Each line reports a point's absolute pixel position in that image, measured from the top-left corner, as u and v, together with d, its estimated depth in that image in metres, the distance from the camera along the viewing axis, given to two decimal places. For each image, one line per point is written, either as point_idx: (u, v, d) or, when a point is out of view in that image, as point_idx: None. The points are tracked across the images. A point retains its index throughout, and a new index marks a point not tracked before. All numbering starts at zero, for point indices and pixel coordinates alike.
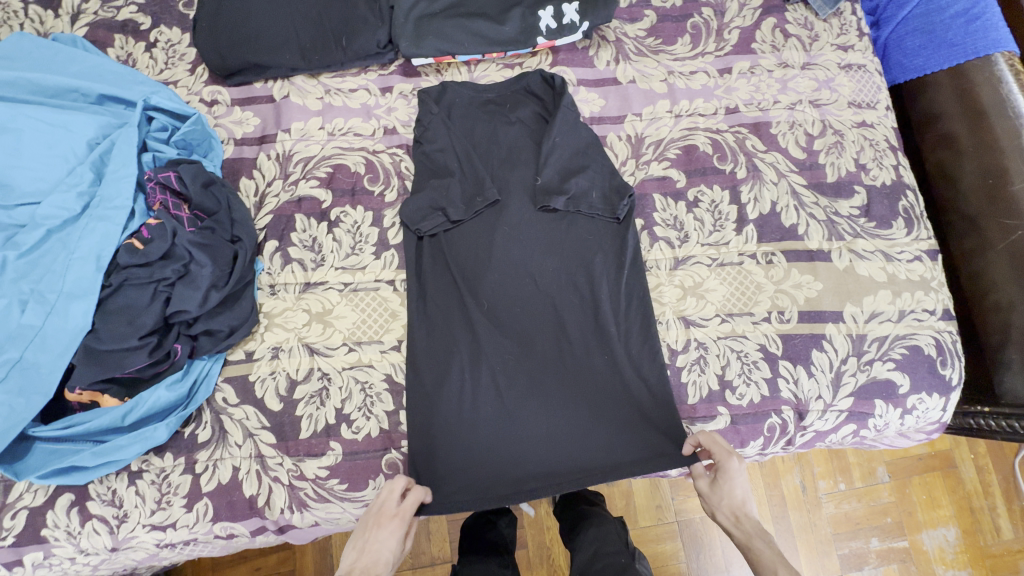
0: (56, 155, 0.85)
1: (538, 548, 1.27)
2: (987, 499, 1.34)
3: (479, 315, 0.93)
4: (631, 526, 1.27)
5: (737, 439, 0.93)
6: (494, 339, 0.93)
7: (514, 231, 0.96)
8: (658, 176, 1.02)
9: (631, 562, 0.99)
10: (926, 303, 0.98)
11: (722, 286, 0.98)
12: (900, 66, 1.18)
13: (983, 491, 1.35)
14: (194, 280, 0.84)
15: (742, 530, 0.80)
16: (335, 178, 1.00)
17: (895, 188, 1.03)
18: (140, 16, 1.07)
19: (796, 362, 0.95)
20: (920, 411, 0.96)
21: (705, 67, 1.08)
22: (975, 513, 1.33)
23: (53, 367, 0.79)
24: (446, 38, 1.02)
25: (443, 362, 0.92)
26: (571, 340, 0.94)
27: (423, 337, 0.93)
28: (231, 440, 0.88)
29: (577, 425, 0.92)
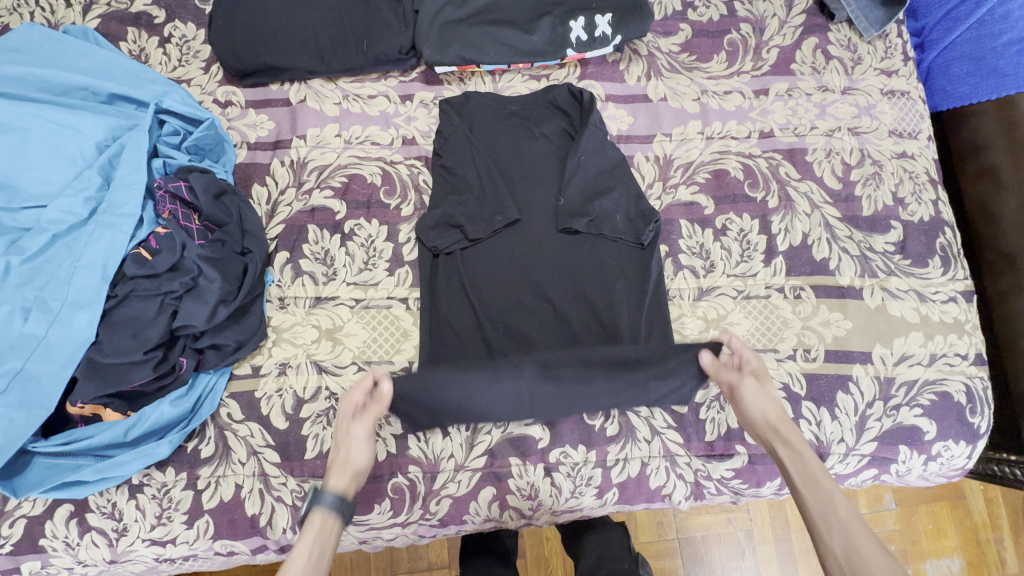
0: (64, 157, 0.82)
1: (536, 559, 1.17)
2: (994, 531, 1.29)
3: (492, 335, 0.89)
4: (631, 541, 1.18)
5: (754, 479, 0.90)
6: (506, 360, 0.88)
7: (533, 252, 0.92)
8: (686, 201, 0.98)
9: (634, 568, 0.99)
10: (958, 347, 0.94)
11: (746, 319, 0.94)
12: (943, 92, 1.12)
13: (990, 523, 1.30)
14: (202, 294, 0.81)
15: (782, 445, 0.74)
16: (350, 189, 0.96)
17: (933, 225, 0.98)
18: (155, 8, 1.03)
19: (820, 403, 0.91)
20: (945, 458, 0.92)
21: (740, 87, 1.03)
22: (982, 545, 1.28)
23: (55, 379, 0.76)
24: (471, 46, 0.97)
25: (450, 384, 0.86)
26: None
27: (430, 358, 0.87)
28: (235, 457, 0.86)
29: None
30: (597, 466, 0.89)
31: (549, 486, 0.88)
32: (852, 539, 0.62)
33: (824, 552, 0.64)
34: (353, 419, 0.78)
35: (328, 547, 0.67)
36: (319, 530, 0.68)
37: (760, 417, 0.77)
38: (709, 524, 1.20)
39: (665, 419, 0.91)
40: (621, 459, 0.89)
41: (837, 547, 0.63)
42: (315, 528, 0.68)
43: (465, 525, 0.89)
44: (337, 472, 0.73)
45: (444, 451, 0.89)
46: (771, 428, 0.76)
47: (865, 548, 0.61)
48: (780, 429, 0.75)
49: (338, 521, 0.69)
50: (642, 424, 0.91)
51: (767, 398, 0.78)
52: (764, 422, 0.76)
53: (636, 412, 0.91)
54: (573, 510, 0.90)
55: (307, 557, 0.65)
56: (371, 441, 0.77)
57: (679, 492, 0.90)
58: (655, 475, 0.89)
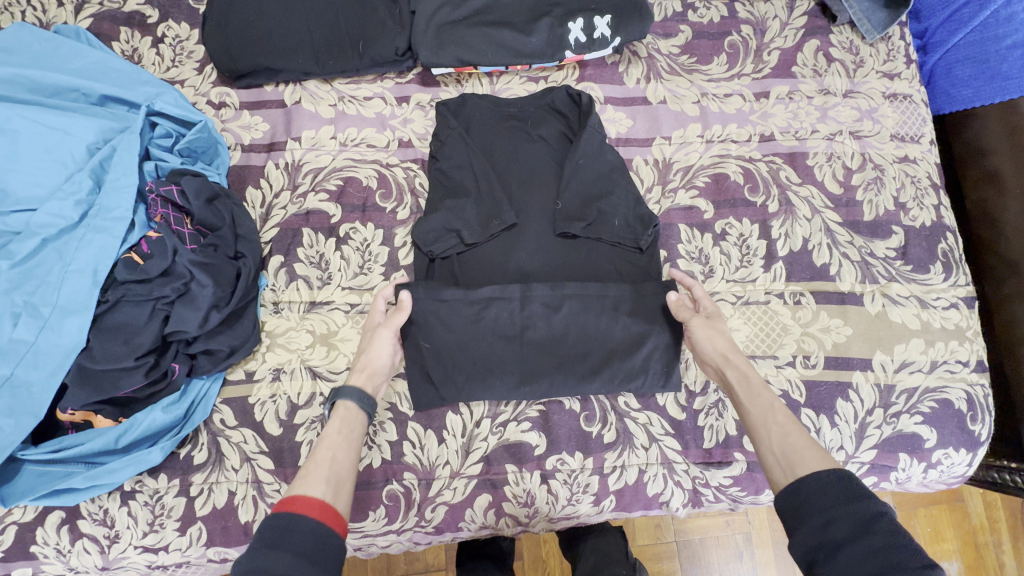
0: (54, 160, 0.81)
1: (534, 561, 1.14)
2: (992, 534, 1.26)
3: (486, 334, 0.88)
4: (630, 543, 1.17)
5: (753, 486, 0.90)
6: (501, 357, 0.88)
7: (532, 256, 0.91)
8: (685, 206, 0.97)
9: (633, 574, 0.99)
10: (959, 354, 0.93)
11: (746, 325, 0.93)
12: (947, 95, 1.10)
13: (989, 526, 1.26)
14: (194, 299, 0.79)
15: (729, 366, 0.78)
16: (346, 192, 0.95)
17: (935, 230, 0.97)
18: (148, 8, 1.02)
19: (819, 411, 0.90)
20: (946, 466, 0.91)
21: (740, 90, 1.02)
22: (980, 549, 1.25)
23: (45, 386, 0.75)
24: (468, 47, 0.96)
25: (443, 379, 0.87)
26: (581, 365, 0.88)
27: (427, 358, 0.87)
28: (229, 464, 0.85)
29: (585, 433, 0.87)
30: (594, 473, 0.88)
31: (546, 493, 0.88)
32: (789, 439, 0.66)
33: (764, 453, 0.67)
34: (374, 329, 0.84)
35: (356, 429, 0.74)
36: (346, 417, 0.74)
37: (710, 346, 0.80)
38: (708, 527, 1.19)
39: (663, 426, 0.90)
40: (618, 466, 0.88)
41: (775, 446, 0.66)
42: (341, 414, 0.74)
43: (461, 531, 0.88)
44: (358, 372, 0.79)
45: (440, 458, 0.88)
46: (721, 356, 0.79)
47: (798, 444, 0.65)
48: (730, 356, 0.78)
49: (364, 410, 0.76)
50: (640, 430, 0.90)
51: (716, 328, 0.81)
52: (715, 351, 0.80)
53: (633, 419, 0.90)
54: (570, 517, 0.89)
55: (337, 437, 0.72)
56: (390, 348, 0.82)
57: (677, 499, 0.89)
58: (653, 482, 0.88)
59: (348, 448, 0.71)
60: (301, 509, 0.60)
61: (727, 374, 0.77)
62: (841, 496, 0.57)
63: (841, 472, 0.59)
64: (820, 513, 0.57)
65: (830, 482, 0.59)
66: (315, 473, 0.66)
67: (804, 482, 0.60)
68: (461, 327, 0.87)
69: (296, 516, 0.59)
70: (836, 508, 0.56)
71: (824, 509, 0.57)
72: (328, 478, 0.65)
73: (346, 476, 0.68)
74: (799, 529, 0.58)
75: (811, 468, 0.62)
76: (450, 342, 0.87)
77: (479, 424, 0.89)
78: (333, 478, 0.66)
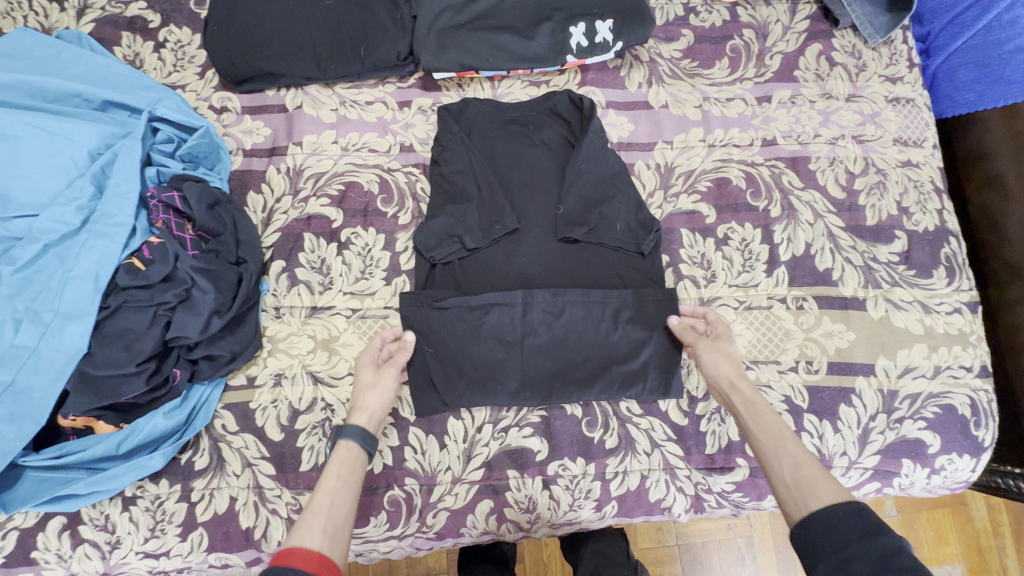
0: (56, 166, 0.81)
1: (535, 565, 1.14)
2: (995, 538, 1.25)
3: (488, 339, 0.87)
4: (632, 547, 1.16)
5: (755, 492, 0.89)
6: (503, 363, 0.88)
7: (534, 261, 0.91)
8: (687, 210, 0.97)
9: None
10: (963, 359, 0.93)
11: (748, 330, 0.93)
12: (949, 99, 1.10)
13: (992, 530, 1.26)
14: (195, 305, 0.79)
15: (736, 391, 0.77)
16: (347, 197, 0.95)
17: (938, 235, 0.97)
18: (150, 13, 1.02)
19: (822, 416, 0.89)
20: (949, 471, 0.91)
21: (742, 94, 1.02)
22: (983, 553, 1.24)
23: (46, 392, 0.75)
24: (470, 52, 0.96)
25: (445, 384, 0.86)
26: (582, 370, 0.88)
27: (428, 364, 0.87)
28: (230, 469, 0.84)
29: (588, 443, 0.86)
30: (595, 479, 0.88)
31: (547, 499, 0.87)
32: (801, 468, 0.66)
33: (775, 481, 0.67)
34: (374, 368, 0.82)
35: (356, 471, 0.72)
36: (347, 459, 0.73)
37: (717, 372, 0.80)
38: (710, 530, 1.19)
39: (665, 431, 0.90)
40: (620, 472, 0.88)
41: (787, 476, 0.66)
42: (342, 455, 0.73)
43: (463, 537, 0.88)
44: (357, 413, 0.77)
45: (442, 463, 0.87)
46: (727, 380, 0.79)
47: (810, 474, 0.65)
48: (736, 382, 0.78)
49: (364, 452, 0.75)
50: (642, 436, 0.89)
51: (721, 354, 0.81)
52: (721, 376, 0.79)
53: (636, 425, 0.90)
54: (572, 523, 0.89)
55: (337, 480, 0.70)
56: (390, 389, 0.80)
57: (679, 504, 0.89)
58: (655, 487, 0.88)
59: (347, 492, 0.69)
60: (294, 562, 0.58)
61: (734, 401, 0.77)
62: (856, 531, 0.56)
63: (852, 506, 0.59)
64: (837, 547, 0.56)
65: (844, 517, 0.58)
66: (312, 521, 0.64)
67: (819, 515, 0.60)
68: (463, 332, 0.87)
69: (290, 571, 0.57)
70: (849, 542, 0.56)
71: (839, 544, 0.57)
72: (325, 525, 0.64)
73: (343, 524, 0.66)
74: (816, 563, 0.57)
75: (824, 500, 0.61)
76: (451, 347, 0.87)
77: (480, 430, 0.89)
78: (329, 527, 0.64)
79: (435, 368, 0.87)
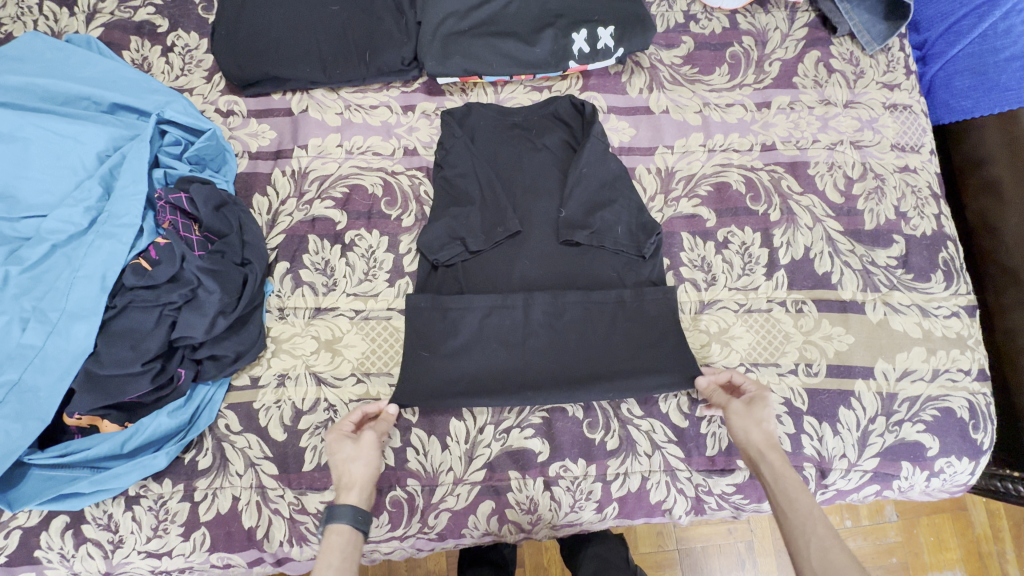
0: (65, 167, 0.82)
1: (535, 569, 1.14)
2: (995, 543, 1.25)
3: (488, 339, 0.88)
4: (631, 551, 1.17)
5: (755, 494, 0.90)
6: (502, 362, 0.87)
7: (535, 263, 0.92)
8: (687, 214, 0.98)
9: None
10: (961, 363, 0.94)
11: (748, 333, 0.93)
12: (945, 106, 1.12)
13: (992, 535, 1.26)
14: (201, 305, 0.80)
15: (762, 457, 0.75)
16: (351, 200, 0.96)
17: (936, 239, 0.98)
18: (158, 18, 1.03)
19: (821, 418, 0.90)
20: (948, 474, 0.91)
21: (742, 100, 1.03)
22: (984, 558, 1.24)
23: (52, 391, 0.76)
24: (474, 57, 0.97)
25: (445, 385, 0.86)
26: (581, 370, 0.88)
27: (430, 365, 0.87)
28: (233, 469, 0.85)
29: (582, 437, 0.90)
30: (596, 480, 0.88)
31: (549, 501, 0.88)
32: (829, 555, 0.62)
33: (801, 566, 0.63)
34: (352, 440, 0.78)
35: (348, 557, 0.68)
36: (338, 543, 0.69)
37: (746, 439, 0.77)
38: (710, 535, 1.19)
39: (666, 433, 0.90)
40: (620, 474, 0.88)
41: (814, 560, 0.62)
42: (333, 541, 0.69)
43: (464, 538, 0.88)
44: (345, 492, 0.74)
45: (443, 464, 0.88)
46: (755, 449, 0.76)
47: (838, 562, 0.60)
48: (766, 451, 0.75)
49: (356, 531, 0.71)
50: (643, 438, 0.90)
51: (752, 421, 0.78)
52: (750, 445, 0.77)
53: (636, 426, 0.90)
54: (573, 524, 0.89)
55: (331, 570, 0.66)
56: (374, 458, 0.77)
57: (680, 506, 0.89)
58: (655, 489, 0.88)
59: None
60: None
61: (763, 471, 0.74)
62: None
63: None
64: None
65: None
66: None
67: None
68: (465, 332, 0.87)
69: None
70: None
71: None
72: None
73: None
74: None
75: None
76: (456, 347, 0.87)
77: (482, 431, 0.89)
78: None
79: (437, 369, 0.86)
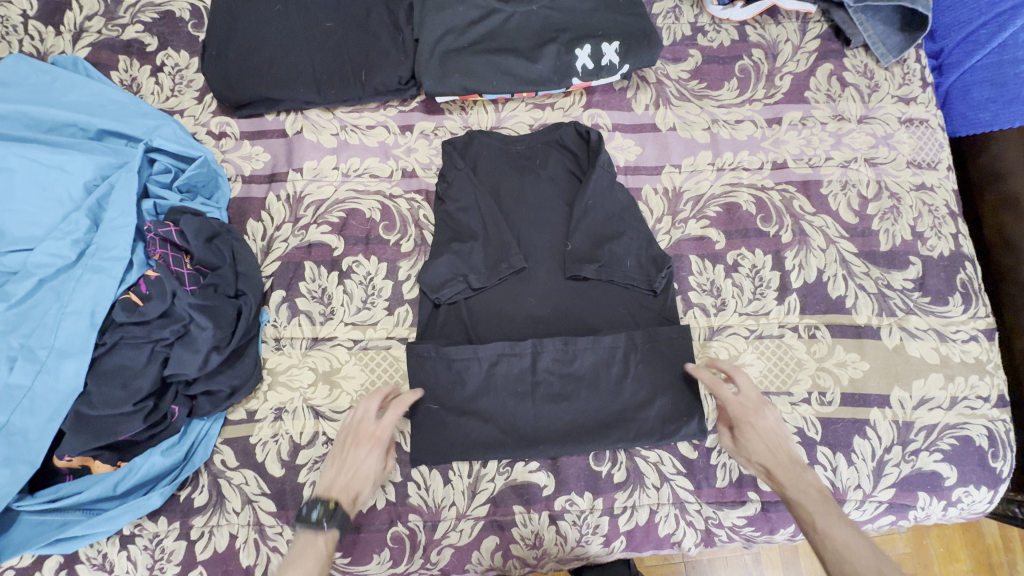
0: (51, 199, 0.79)
1: None
2: (1007, 554, 1.22)
3: (495, 387, 0.84)
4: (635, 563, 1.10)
5: (767, 526, 0.87)
6: (509, 410, 0.84)
7: (541, 301, 0.89)
8: (696, 236, 0.94)
9: None
10: (980, 390, 0.90)
11: (759, 360, 0.90)
12: (963, 118, 1.07)
13: (1003, 546, 1.23)
14: (193, 342, 0.77)
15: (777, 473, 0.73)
16: (348, 225, 0.93)
17: (953, 260, 0.95)
18: (147, 36, 0.99)
19: (835, 448, 0.87)
20: (966, 503, 0.88)
21: (752, 116, 1.00)
22: (995, 571, 1.21)
23: (41, 433, 0.73)
24: (473, 75, 0.93)
25: (452, 436, 0.84)
26: (592, 415, 0.85)
27: (438, 416, 0.84)
28: (230, 506, 0.83)
29: (589, 471, 0.87)
30: (603, 514, 0.86)
31: (554, 535, 0.85)
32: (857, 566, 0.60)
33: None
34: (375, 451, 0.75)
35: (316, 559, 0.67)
36: (306, 559, 0.67)
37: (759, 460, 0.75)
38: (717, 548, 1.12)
39: (675, 465, 0.88)
40: (628, 507, 0.86)
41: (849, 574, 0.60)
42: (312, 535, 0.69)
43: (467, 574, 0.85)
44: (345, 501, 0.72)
45: (446, 499, 0.85)
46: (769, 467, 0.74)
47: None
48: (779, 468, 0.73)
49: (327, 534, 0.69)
50: (650, 470, 0.87)
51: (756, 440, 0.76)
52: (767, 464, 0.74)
53: (644, 458, 0.88)
54: (580, 558, 0.86)
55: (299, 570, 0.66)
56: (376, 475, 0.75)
57: (689, 539, 0.86)
58: (664, 522, 0.86)
59: None
60: None
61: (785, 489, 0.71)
62: None
63: None
64: None
65: None
66: None
67: None
68: (472, 379, 0.84)
69: None
70: None
71: None
72: None
73: None
74: None
75: None
76: (462, 396, 0.84)
77: (485, 465, 0.87)
78: None
79: (444, 420, 0.84)
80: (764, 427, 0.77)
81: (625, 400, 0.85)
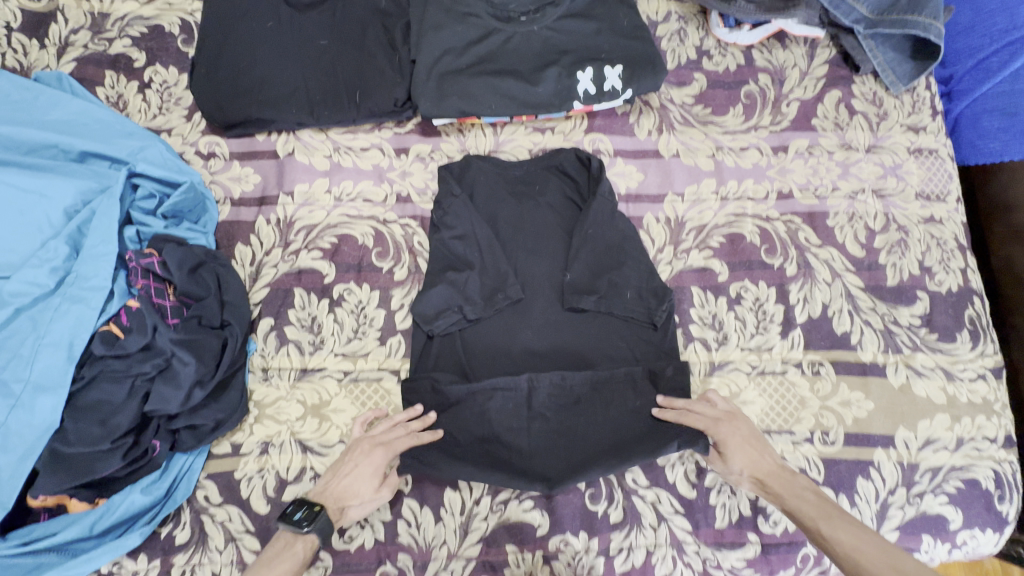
0: (29, 225, 0.76)
1: None
2: None
3: (489, 424, 0.81)
4: None
5: (767, 569, 0.84)
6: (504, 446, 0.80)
7: (538, 334, 0.86)
8: (698, 267, 0.92)
9: None
10: (987, 430, 0.88)
11: (761, 398, 0.87)
12: (972, 146, 1.04)
13: None
14: (174, 377, 0.74)
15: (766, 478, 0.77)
16: (340, 251, 0.90)
17: (961, 296, 0.92)
18: (134, 50, 0.96)
19: (839, 490, 0.85)
20: (970, 547, 0.85)
21: (757, 143, 0.97)
22: None
23: (14, 471, 0.70)
24: (471, 98, 0.90)
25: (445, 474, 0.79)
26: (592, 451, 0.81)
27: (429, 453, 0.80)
28: (212, 544, 0.79)
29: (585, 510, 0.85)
30: (599, 555, 0.83)
31: None
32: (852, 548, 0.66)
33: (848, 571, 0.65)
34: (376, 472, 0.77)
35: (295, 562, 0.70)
36: (291, 558, 0.70)
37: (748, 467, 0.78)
38: None
39: (672, 504, 0.85)
40: (624, 548, 0.83)
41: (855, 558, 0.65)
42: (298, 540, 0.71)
43: None
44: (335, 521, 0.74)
45: (437, 538, 0.83)
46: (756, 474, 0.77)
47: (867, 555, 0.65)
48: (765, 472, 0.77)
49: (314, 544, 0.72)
50: (647, 509, 0.85)
51: (740, 447, 0.79)
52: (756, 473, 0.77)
53: (641, 497, 0.85)
54: None
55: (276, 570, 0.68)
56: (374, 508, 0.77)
57: None
58: (661, 564, 0.83)
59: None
60: None
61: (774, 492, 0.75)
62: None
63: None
64: None
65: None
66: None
67: None
68: (465, 416, 0.81)
69: None
70: None
71: None
72: None
73: None
74: None
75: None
76: (455, 432, 0.81)
77: (478, 502, 0.84)
78: None
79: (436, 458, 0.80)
80: (745, 434, 0.80)
81: (626, 438, 0.81)
